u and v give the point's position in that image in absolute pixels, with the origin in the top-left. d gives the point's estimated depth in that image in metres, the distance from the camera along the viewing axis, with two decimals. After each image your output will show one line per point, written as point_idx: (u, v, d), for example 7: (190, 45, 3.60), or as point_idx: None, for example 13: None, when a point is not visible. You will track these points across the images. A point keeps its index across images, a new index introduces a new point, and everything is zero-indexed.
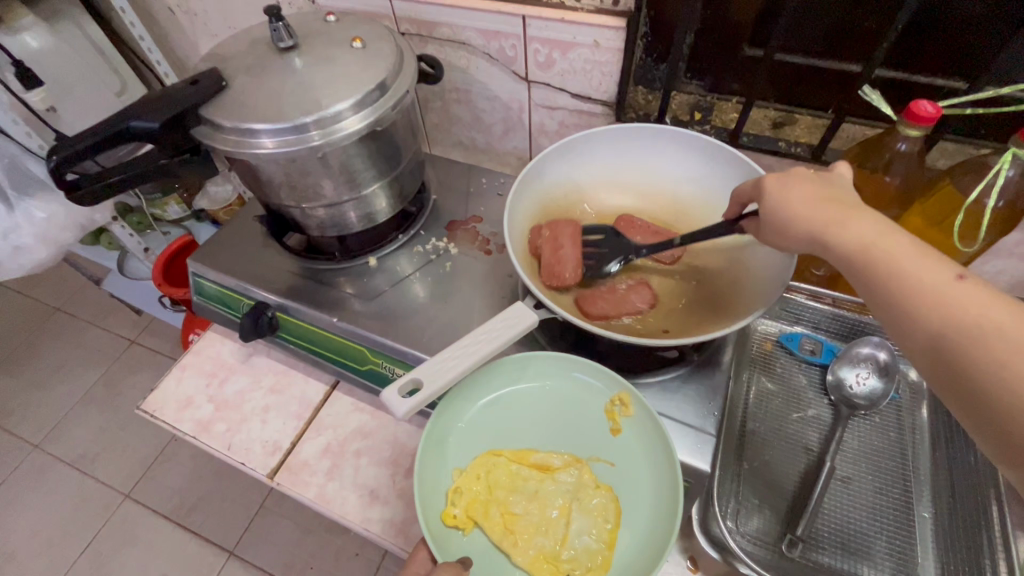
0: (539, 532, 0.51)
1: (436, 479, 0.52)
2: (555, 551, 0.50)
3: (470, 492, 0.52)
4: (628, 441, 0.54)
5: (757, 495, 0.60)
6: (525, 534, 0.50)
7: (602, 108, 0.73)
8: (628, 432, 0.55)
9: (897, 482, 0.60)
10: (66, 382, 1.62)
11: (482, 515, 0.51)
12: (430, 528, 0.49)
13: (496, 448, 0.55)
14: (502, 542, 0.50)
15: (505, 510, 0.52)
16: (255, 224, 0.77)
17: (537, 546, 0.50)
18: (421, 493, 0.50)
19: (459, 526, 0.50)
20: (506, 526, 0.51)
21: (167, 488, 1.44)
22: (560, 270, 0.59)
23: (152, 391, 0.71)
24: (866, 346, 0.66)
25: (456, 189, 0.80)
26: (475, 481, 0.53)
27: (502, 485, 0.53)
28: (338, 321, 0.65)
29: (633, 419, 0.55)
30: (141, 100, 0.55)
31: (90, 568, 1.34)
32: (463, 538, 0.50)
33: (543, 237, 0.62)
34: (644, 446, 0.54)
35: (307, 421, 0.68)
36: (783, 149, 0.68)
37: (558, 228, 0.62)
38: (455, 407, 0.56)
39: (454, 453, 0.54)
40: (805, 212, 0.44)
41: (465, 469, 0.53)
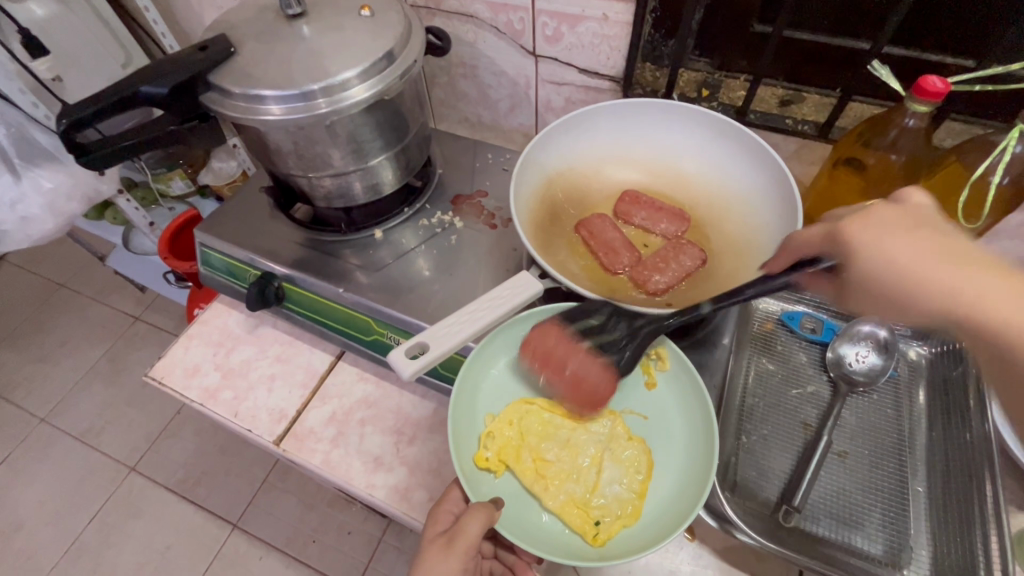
0: (571, 478, 0.52)
1: (470, 424, 0.55)
2: (586, 497, 0.51)
3: (502, 437, 0.54)
4: (661, 394, 0.57)
5: (756, 468, 0.61)
6: (557, 480, 0.52)
7: (609, 83, 0.73)
8: (662, 386, 0.57)
9: (892, 456, 0.61)
10: (70, 357, 1.64)
11: (514, 459, 0.53)
12: (463, 468, 0.51)
13: (530, 396, 0.57)
14: (534, 485, 0.52)
15: (537, 456, 0.53)
16: (261, 196, 0.77)
17: (568, 492, 0.51)
18: (457, 434, 0.52)
19: (491, 468, 0.52)
20: (539, 471, 0.52)
21: (171, 462, 1.46)
22: (584, 381, 0.52)
23: (160, 359, 0.72)
24: (866, 325, 0.67)
25: (461, 164, 0.80)
26: (508, 426, 0.55)
27: (535, 432, 0.55)
28: (344, 291, 0.66)
29: (667, 374, 0.57)
30: (150, 65, 0.55)
31: (97, 538, 1.37)
32: (494, 480, 0.52)
33: (538, 365, 0.54)
34: (677, 400, 0.56)
35: (312, 390, 0.69)
36: (790, 126, 0.68)
37: (538, 345, 0.53)
38: (488, 355, 0.58)
39: (488, 400, 0.57)
40: (888, 254, 0.40)
41: (498, 415, 0.56)
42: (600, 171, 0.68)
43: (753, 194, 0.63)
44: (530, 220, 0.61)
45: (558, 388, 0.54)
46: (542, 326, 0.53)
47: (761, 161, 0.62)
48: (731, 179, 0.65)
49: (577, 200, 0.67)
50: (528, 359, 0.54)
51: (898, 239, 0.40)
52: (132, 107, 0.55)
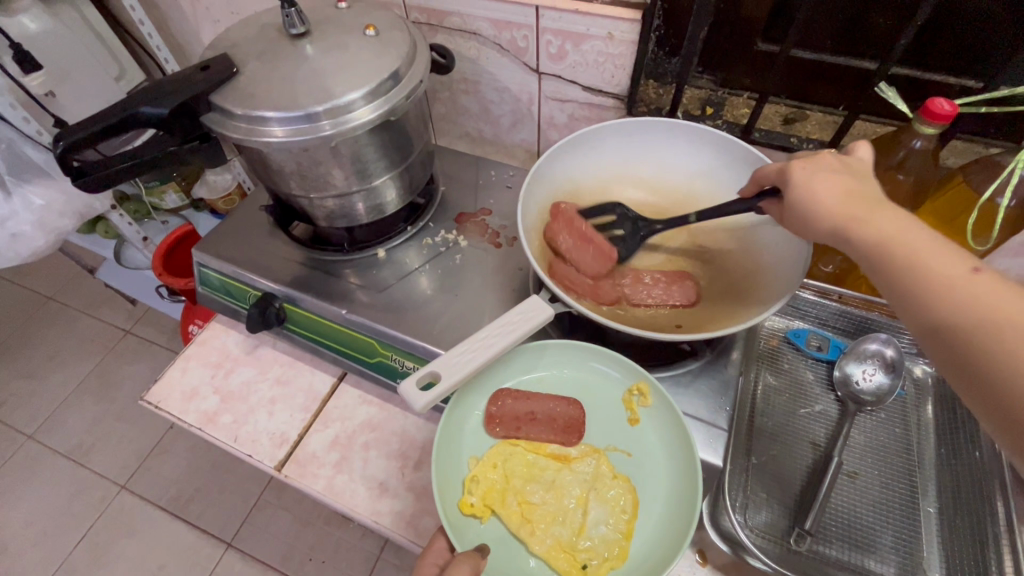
0: (556, 521, 0.51)
1: (455, 468, 0.54)
2: (573, 540, 0.50)
3: (487, 480, 0.53)
4: (645, 431, 0.56)
5: (765, 489, 0.60)
6: (543, 523, 0.51)
7: (613, 101, 0.73)
8: (645, 422, 0.56)
9: (902, 476, 0.61)
10: (59, 372, 1.60)
11: (500, 503, 0.52)
12: (448, 515, 0.50)
13: (514, 437, 0.56)
14: (520, 530, 0.51)
15: (522, 499, 0.52)
16: (261, 214, 0.76)
17: (554, 535, 0.50)
18: (440, 482, 0.51)
19: (476, 514, 0.51)
20: (524, 515, 0.52)
21: (164, 480, 1.43)
22: (556, 416, 0.56)
23: (156, 382, 0.71)
24: (872, 343, 0.67)
25: (464, 182, 0.79)
26: (492, 469, 0.54)
27: (518, 474, 0.54)
28: (347, 312, 0.65)
29: (650, 409, 0.56)
30: (148, 85, 0.54)
31: (86, 559, 1.33)
32: (481, 526, 0.51)
33: (508, 429, 0.56)
34: (661, 436, 0.55)
35: (314, 413, 0.68)
36: (795, 145, 0.68)
37: (498, 413, 0.56)
38: (469, 396, 0.57)
39: (471, 442, 0.56)
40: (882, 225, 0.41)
41: (482, 457, 0.55)
42: (606, 190, 0.68)
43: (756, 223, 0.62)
44: (539, 242, 0.61)
45: (543, 433, 0.56)
46: (495, 398, 0.57)
47: None
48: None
49: None
50: (501, 431, 0.56)
51: (823, 180, 0.45)
52: (131, 129, 0.54)
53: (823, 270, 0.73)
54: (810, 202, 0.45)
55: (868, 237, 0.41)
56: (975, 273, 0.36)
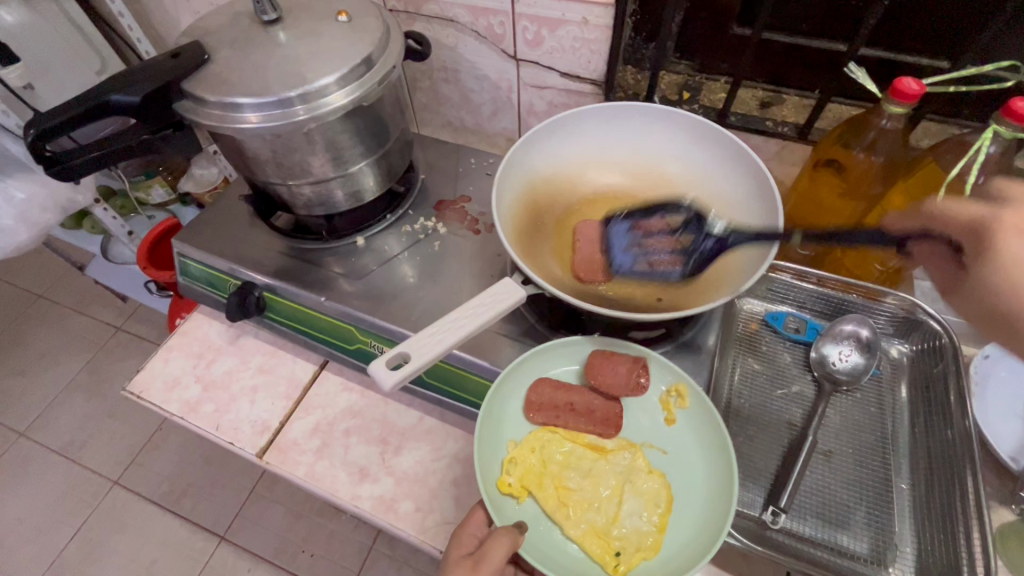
0: (591, 508, 0.52)
1: (493, 449, 0.54)
2: (606, 527, 0.51)
3: (525, 463, 0.54)
4: (681, 430, 0.57)
5: (741, 470, 0.61)
6: (577, 509, 0.52)
7: (590, 87, 0.73)
8: (682, 422, 0.57)
9: (875, 454, 0.62)
10: (50, 369, 1.60)
11: (537, 485, 0.53)
12: (487, 491, 0.51)
13: (553, 424, 0.57)
14: (555, 513, 0.51)
15: (559, 484, 0.53)
16: (241, 204, 0.76)
17: (588, 521, 0.51)
18: (481, 459, 0.52)
19: (513, 494, 0.52)
20: (560, 500, 0.52)
21: (156, 474, 1.44)
22: (594, 408, 0.56)
23: (138, 373, 0.71)
24: (848, 324, 0.68)
25: (444, 170, 0.80)
26: (530, 453, 0.55)
27: (556, 460, 0.54)
28: (326, 300, 0.65)
29: (687, 411, 0.57)
30: (119, 73, 0.54)
31: (80, 554, 1.34)
32: (516, 505, 0.52)
33: (547, 417, 0.56)
34: (698, 435, 0.55)
35: (296, 401, 0.68)
36: (770, 129, 0.68)
37: (538, 400, 0.56)
38: (511, 381, 0.57)
39: (509, 426, 0.56)
40: None
41: (520, 442, 0.55)
42: (583, 175, 0.68)
43: (735, 210, 0.63)
44: (513, 224, 0.61)
45: (581, 424, 0.56)
46: (536, 384, 0.57)
47: (744, 164, 0.62)
48: (719, 192, 0.64)
49: (560, 206, 0.67)
50: (540, 418, 0.56)
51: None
52: (102, 115, 0.53)
53: (799, 252, 0.73)
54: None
55: None
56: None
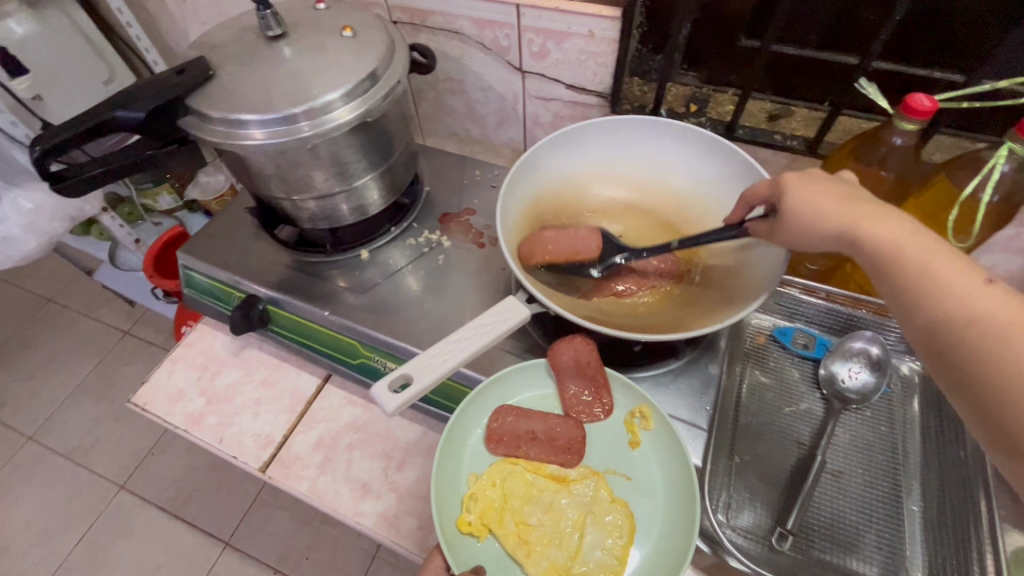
0: (553, 544, 0.51)
1: (452, 486, 0.54)
2: (568, 563, 0.50)
3: (485, 499, 0.53)
4: (645, 455, 0.56)
5: (748, 489, 0.60)
6: (539, 545, 0.51)
7: (597, 99, 0.72)
8: (646, 445, 0.56)
9: (887, 475, 0.61)
10: (58, 373, 1.61)
11: (497, 523, 0.52)
12: (445, 535, 0.51)
13: (514, 455, 0.56)
14: (517, 552, 0.51)
15: (520, 520, 0.52)
16: (246, 215, 0.76)
17: (550, 558, 0.50)
18: (440, 499, 0.52)
19: (474, 533, 0.52)
20: (521, 536, 0.52)
21: (162, 479, 1.44)
22: (556, 436, 0.55)
23: (143, 384, 0.71)
24: (858, 341, 0.66)
25: (449, 181, 0.79)
26: (491, 487, 0.54)
27: (517, 494, 0.54)
28: (329, 314, 0.65)
29: (651, 433, 0.56)
30: (124, 89, 0.54)
31: (86, 559, 1.34)
32: (477, 544, 0.52)
33: (508, 448, 0.55)
34: (660, 461, 0.55)
35: (299, 415, 0.68)
36: (779, 142, 0.68)
37: (498, 430, 0.55)
38: (471, 414, 0.57)
39: (471, 459, 0.56)
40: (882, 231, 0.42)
41: (481, 475, 0.55)
42: (589, 188, 0.68)
43: None
44: (519, 239, 0.61)
45: (543, 453, 0.55)
46: (497, 413, 0.56)
47: (753, 181, 0.61)
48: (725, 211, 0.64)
49: (564, 218, 0.67)
50: (501, 450, 0.55)
51: (822, 190, 0.46)
52: (107, 133, 0.53)
53: (809, 268, 0.72)
54: (812, 212, 0.46)
55: (877, 249, 0.42)
56: (988, 285, 0.38)
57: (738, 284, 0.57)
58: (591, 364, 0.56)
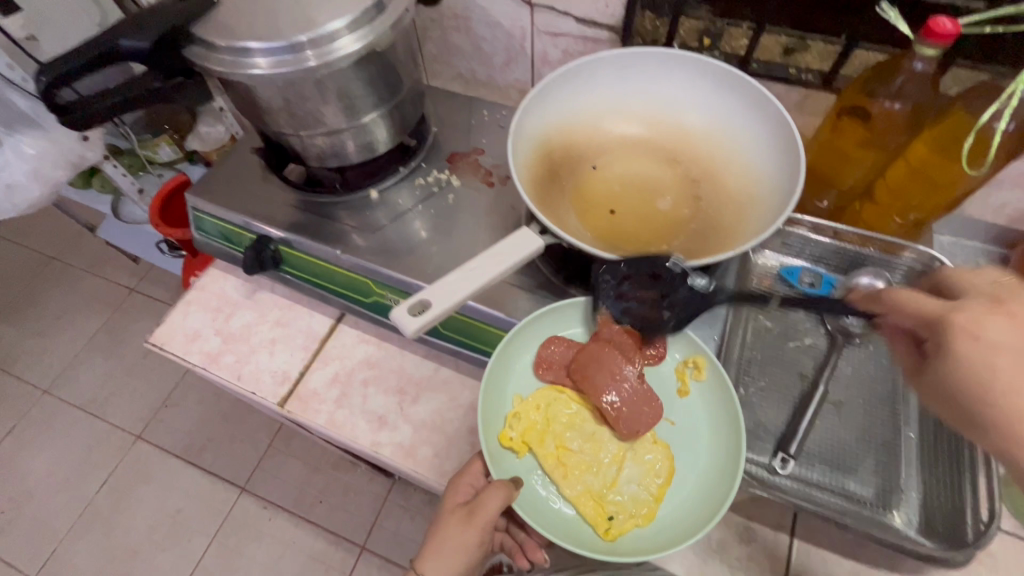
0: (590, 471, 0.54)
1: (499, 404, 0.57)
2: (602, 491, 0.53)
3: (528, 420, 0.56)
4: (693, 403, 0.58)
5: (751, 419, 0.62)
6: (576, 470, 0.54)
7: (607, 33, 0.71)
8: (695, 394, 0.59)
9: (886, 404, 0.63)
10: (68, 329, 1.64)
11: (537, 442, 0.55)
12: (488, 444, 0.55)
13: (560, 384, 0.58)
14: (554, 472, 0.54)
15: (560, 444, 0.55)
16: (253, 156, 0.75)
17: (585, 483, 0.53)
18: (486, 414, 0.55)
19: (513, 448, 0.55)
20: (560, 459, 0.54)
21: (177, 430, 1.48)
22: None
23: (159, 325, 0.72)
24: (864, 277, 0.67)
25: (456, 122, 0.78)
26: (535, 411, 0.57)
27: (561, 420, 0.56)
28: (342, 254, 0.65)
29: (702, 383, 0.58)
30: (126, 17, 0.52)
31: (109, 503, 1.40)
32: (515, 459, 0.55)
33: (556, 376, 0.58)
34: (707, 410, 0.58)
35: (314, 352, 0.70)
36: (793, 77, 0.67)
37: (548, 357, 0.59)
38: (524, 336, 0.60)
39: (518, 381, 0.59)
40: None
41: (526, 397, 0.58)
42: (600, 125, 0.67)
43: (754, 162, 0.62)
44: (530, 175, 0.60)
45: None
46: (549, 341, 0.59)
47: (764, 110, 0.60)
48: (738, 145, 0.63)
49: (576, 155, 0.66)
50: (548, 377, 0.59)
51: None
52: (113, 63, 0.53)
53: (818, 205, 0.71)
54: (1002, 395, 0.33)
55: None
56: None
57: (756, 194, 0.61)
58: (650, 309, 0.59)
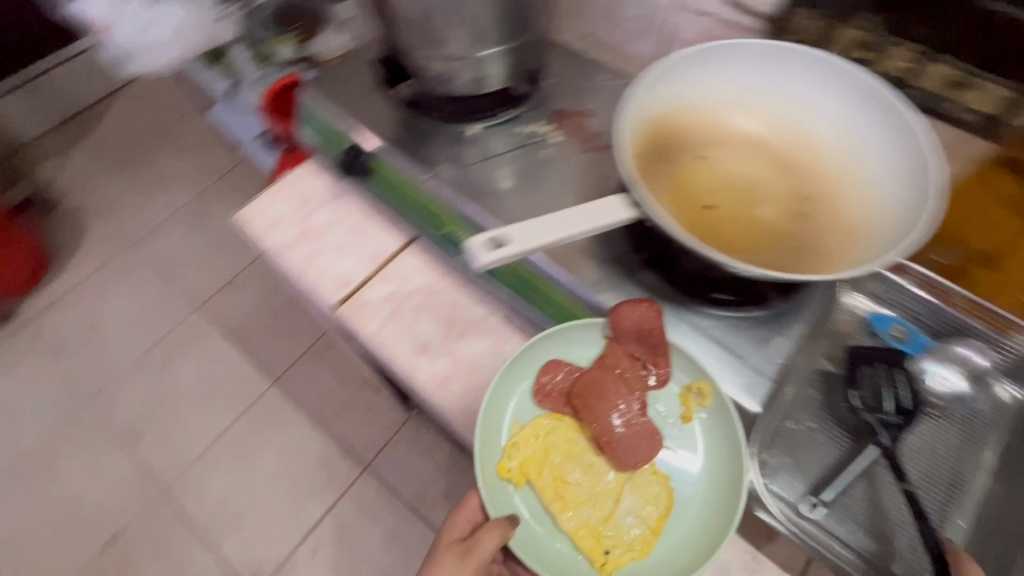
0: (588, 503, 0.54)
1: (497, 434, 0.57)
2: (599, 525, 0.53)
3: (525, 450, 0.56)
4: (695, 428, 0.56)
5: (792, 456, 0.59)
6: (574, 504, 0.54)
7: (755, 23, 0.67)
8: (699, 420, 0.56)
9: (943, 484, 0.58)
10: (162, 196, 1.76)
11: (536, 475, 0.55)
12: (485, 477, 0.55)
13: (559, 413, 0.58)
14: (552, 504, 0.54)
15: (559, 476, 0.55)
16: (369, 67, 0.77)
17: (582, 517, 0.53)
18: (480, 450, 0.56)
19: (511, 479, 0.56)
20: (557, 492, 0.54)
21: (232, 312, 1.59)
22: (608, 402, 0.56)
23: (249, 205, 0.77)
24: (961, 348, 0.62)
25: (572, 80, 0.76)
26: (533, 439, 0.56)
27: (558, 450, 0.56)
28: (428, 179, 0.67)
29: (706, 410, 0.55)
30: None
31: (160, 360, 1.53)
32: (514, 490, 0.56)
33: (554, 404, 0.57)
34: (710, 443, 0.55)
35: (378, 267, 0.72)
36: (947, 112, 0.61)
37: (547, 385, 0.57)
38: (519, 366, 0.58)
39: (516, 408, 0.58)
40: None
41: (524, 426, 0.57)
42: (714, 116, 0.63)
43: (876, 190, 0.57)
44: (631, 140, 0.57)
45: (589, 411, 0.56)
46: (546, 369, 0.58)
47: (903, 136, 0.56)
48: (860, 169, 0.59)
49: (676, 143, 0.62)
50: (548, 406, 0.58)
51: None
52: None
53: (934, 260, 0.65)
54: None
55: None
56: None
57: (868, 223, 0.56)
58: (654, 330, 0.54)
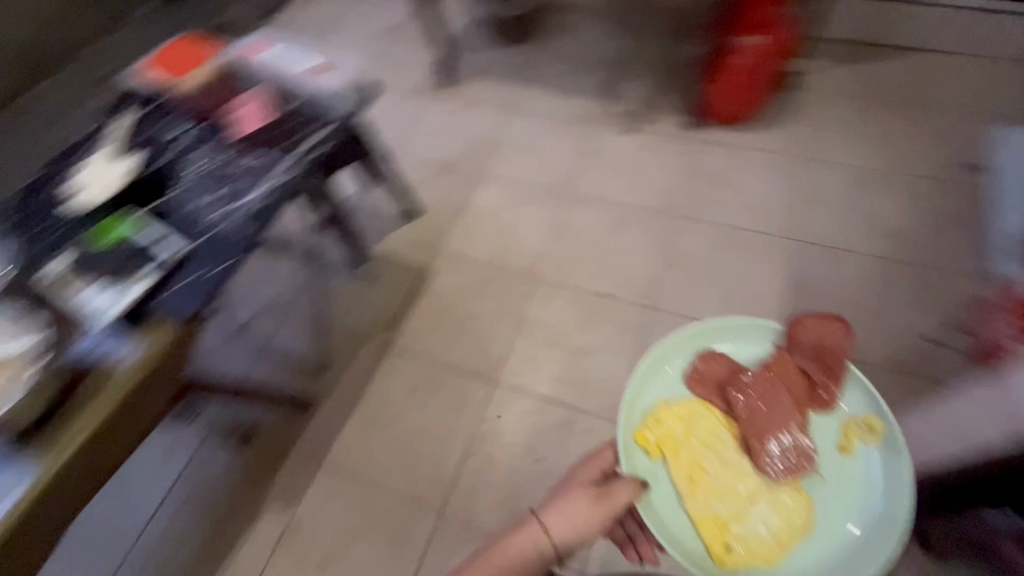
0: (719, 498, 0.60)
1: (644, 402, 0.66)
2: (727, 522, 0.58)
3: (668, 427, 0.63)
4: (858, 462, 0.61)
5: None
6: (707, 494, 0.60)
7: None
8: (859, 454, 0.61)
9: None
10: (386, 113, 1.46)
11: (672, 452, 0.62)
12: (625, 439, 0.63)
13: (707, 400, 0.66)
14: (684, 489, 0.60)
15: (697, 464, 0.61)
16: None
17: (712, 508, 0.59)
18: (624, 415, 0.64)
19: (647, 449, 0.62)
20: (693, 478, 0.60)
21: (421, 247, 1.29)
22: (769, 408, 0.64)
23: None
24: None
25: None
26: (675, 419, 0.64)
27: (699, 434, 0.64)
28: None
29: (868, 445, 0.61)
30: None
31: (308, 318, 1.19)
32: (647, 461, 0.62)
33: (705, 391, 0.66)
34: (865, 473, 0.60)
35: None
36: None
37: (703, 373, 0.67)
38: (676, 348, 0.69)
39: (663, 388, 0.67)
40: None
41: (670, 405, 0.65)
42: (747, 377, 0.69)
43: None
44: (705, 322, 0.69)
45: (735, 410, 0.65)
46: (702, 358, 0.68)
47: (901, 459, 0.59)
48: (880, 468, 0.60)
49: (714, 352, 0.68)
50: (700, 391, 0.66)
51: None
52: None
53: None
54: None
55: None
56: None
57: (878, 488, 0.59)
58: (830, 355, 0.67)
